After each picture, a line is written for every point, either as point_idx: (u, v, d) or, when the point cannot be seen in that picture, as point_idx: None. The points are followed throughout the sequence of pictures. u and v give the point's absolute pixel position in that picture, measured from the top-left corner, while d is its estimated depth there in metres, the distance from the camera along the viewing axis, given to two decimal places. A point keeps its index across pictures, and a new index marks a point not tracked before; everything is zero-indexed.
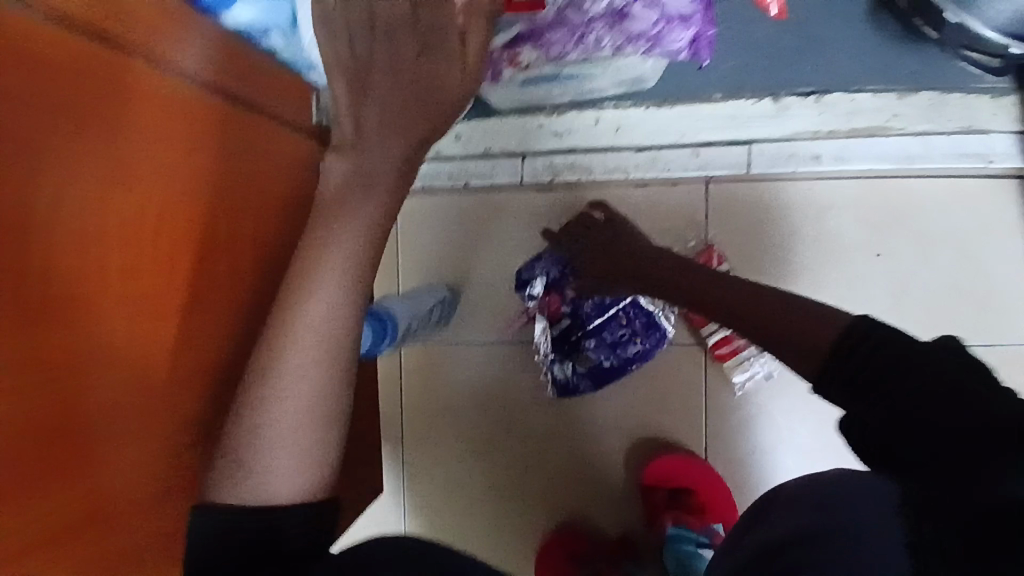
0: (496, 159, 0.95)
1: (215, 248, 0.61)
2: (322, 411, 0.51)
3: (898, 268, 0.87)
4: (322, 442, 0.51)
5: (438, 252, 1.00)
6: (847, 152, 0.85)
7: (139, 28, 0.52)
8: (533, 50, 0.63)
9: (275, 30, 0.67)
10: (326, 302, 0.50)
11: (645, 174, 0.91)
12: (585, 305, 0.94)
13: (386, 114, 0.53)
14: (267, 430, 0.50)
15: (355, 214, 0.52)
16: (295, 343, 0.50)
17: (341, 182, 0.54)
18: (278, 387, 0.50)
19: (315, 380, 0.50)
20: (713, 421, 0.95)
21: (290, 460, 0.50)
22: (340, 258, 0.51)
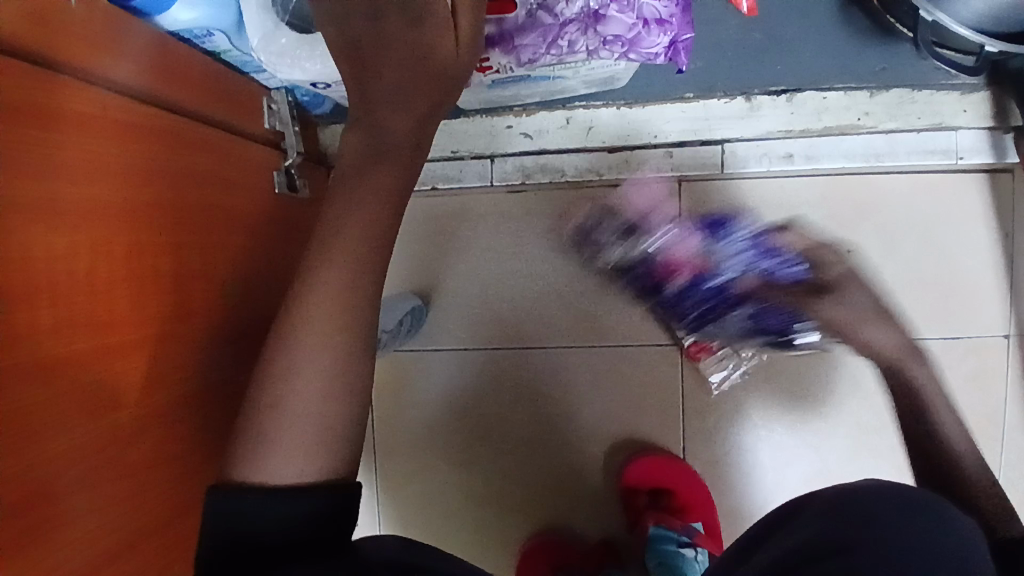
0: (464, 161, 0.92)
1: (181, 273, 0.56)
2: (346, 381, 0.47)
3: (867, 264, 0.88)
4: (347, 414, 0.47)
5: (407, 259, 0.97)
6: (817, 151, 0.86)
7: (67, 42, 0.47)
8: (505, 55, 0.59)
9: (221, 32, 0.60)
10: (345, 267, 0.48)
11: (618, 174, 0.90)
12: (711, 286, 0.86)
13: (385, 107, 0.50)
14: (288, 402, 0.46)
15: (377, 182, 0.50)
16: (313, 310, 0.47)
17: (354, 155, 0.51)
18: (301, 356, 0.47)
19: (338, 348, 0.47)
20: (691, 422, 0.95)
21: (314, 433, 0.46)
22: (359, 224, 0.49)
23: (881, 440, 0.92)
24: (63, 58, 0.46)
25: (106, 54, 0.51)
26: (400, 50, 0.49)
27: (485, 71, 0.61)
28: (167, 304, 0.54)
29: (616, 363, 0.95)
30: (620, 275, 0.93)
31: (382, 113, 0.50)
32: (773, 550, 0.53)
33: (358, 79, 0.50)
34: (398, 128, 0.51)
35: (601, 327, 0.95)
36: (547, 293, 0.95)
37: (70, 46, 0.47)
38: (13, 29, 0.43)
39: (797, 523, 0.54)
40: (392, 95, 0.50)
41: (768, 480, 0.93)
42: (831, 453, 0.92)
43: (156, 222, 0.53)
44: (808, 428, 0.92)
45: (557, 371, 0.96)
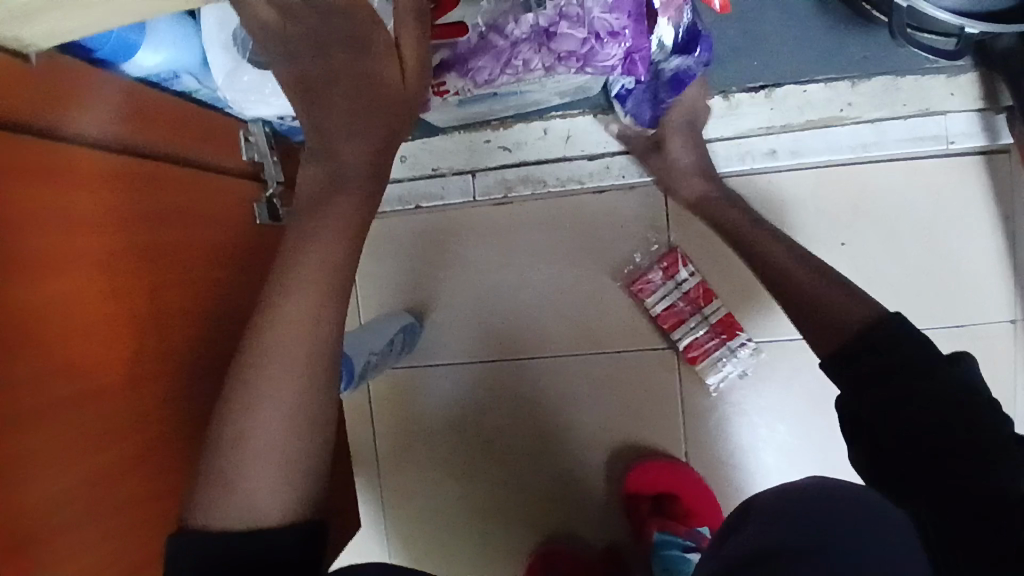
0: (445, 178, 0.93)
1: (161, 311, 0.58)
2: (309, 411, 0.49)
3: (862, 255, 0.87)
4: (312, 442, 0.49)
5: (398, 277, 0.98)
6: (800, 146, 0.86)
7: (43, 105, 0.50)
8: (461, 78, 0.61)
9: (185, 70, 0.63)
10: (306, 294, 0.49)
11: (600, 181, 0.91)
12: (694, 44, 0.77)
13: (345, 137, 0.52)
14: (254, 436, 0.47)
15: (336, 217, 0.52)
16: (277, 340, 0.48)
17: (316, 188, 0.53)
18: (266, 386, 0.48)
19: (301, 380, 0.48)
20: (691, 425, 0.93)
21: (277, 461, 0.47)
22: (321, 257, 0.50)
23: None
24: (33, 117, 0.49)
25: (78, 107, 0.53)
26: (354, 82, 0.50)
27: (443, 95, 0.63)
28: (149, 343, 0.56)
29: (611, 369, 0.95)
30: (610, 280, 0.93)
31: (337, 141, 0.52)
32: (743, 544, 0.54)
33: (310, 114, 0.52)
34: (357, 155, 0.53)
35: (595, 333, 0.95)
36: (538, 303, 0.95)
37: (47, 107, 0.50)
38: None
39: (748, 524, 0.57)
40: (347, 122, 0.52)
41: (772, 480, 0.92)
42: (836, 451, 0.90)
43: (135, 264, 0.55)
44: (811, 425, 0.91)
45: (552, 379, 0.96)
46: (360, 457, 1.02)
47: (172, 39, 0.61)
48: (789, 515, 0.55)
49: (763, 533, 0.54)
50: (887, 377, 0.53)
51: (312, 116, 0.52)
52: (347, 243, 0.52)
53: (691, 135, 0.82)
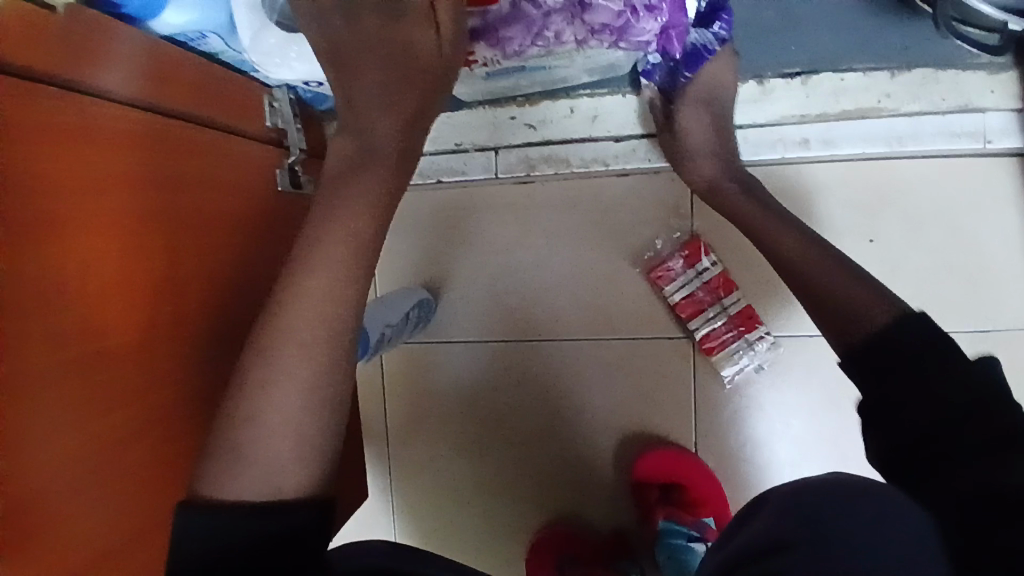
0: (467, 154, 0.92)
1: (178, 277, 0.58)
2: (323, 391, 0.48)
3: (890, 252, 0.85)
4: (326, 423, 0.48)
5: (415, 252, 0.97)
6: (834, 135, 0.83)
7: (70, 60, 0.50)
8: (490, 48, 0.60)
9: (214, 32, 0.62)
10: (326, 275, 0.49)
11: (625, 164, 0.89)
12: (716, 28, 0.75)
13: (373, 111, 0.53)
14: (269, 412, 0.47)
15: (362, 191, 0.51)
16: (296, 320, 0.48)
17: (344, 159, 0.53)
18: (281, 362, 0.48)
19: (316, 358, 0.48)
20: (703, 415, 0.93)
21: (290, 442, 0.47)
22: (343, 234, 0.50)
23: None
24: (61, 73, 0.49)
25: (105, 64, 0.53)
26: (386, 55, 0.53)
27: (471, 64, 0.63)
28: (167, 306, 0.57)
29: (625, 355, 0.94)
30: (630, 266, 0.92)
31: (368, 111, 0.53)
32: (745, 542, 0.53)
33: (340, 80, 0.54)
34: (388, 131, 0.53)
35: (611, 319, 0.94)
36: (555, 286, 0.94)
37: (74, 64, 0.50)
38: (22, 54, 0.46)
39: (760, 518, 0.55)
40: (374, 94, 0.53)
41: (782, 474, 0.91)
42: (850, 450, 0.89)
43: (153, 227, 0.55)
44: (825, 422, 0.89)
45: (565, 362, 0.96)
46: (371, 431, 1.03)
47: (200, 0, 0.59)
48: (805, 509, 0.52)
49: (775, 523, 0.52)
50: (886, 373, 0.52)
51: (343, 87, 0.54)
52: (372, 219, 0.51)
53: (711, 111, 0.78)
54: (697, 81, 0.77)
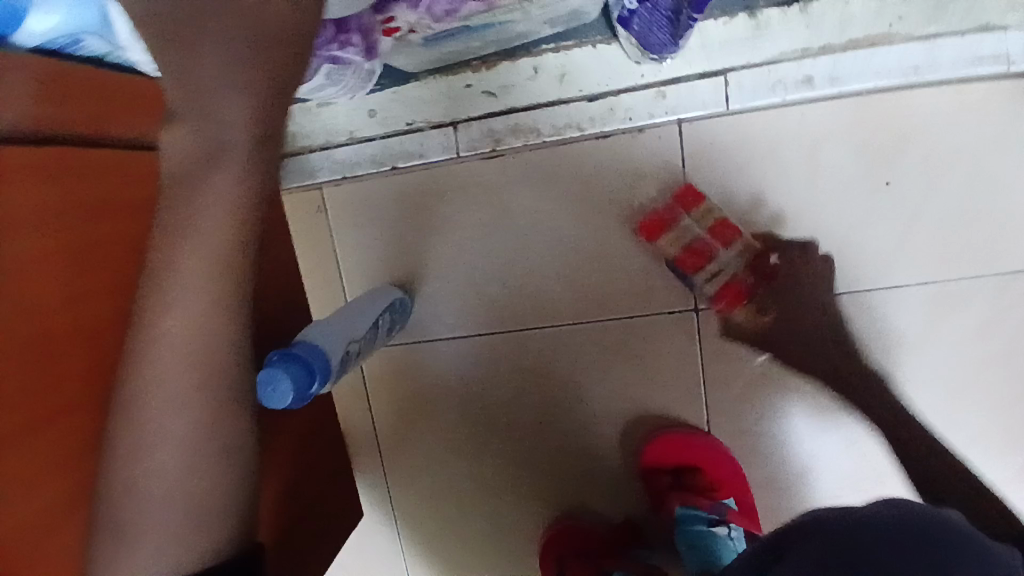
0: (422, 133, 0.82)
1: (77, 328, 0.51)
2: (208, 449, 0.49)
3: (906, 198, 0.76)
4: (221, 449, 0.50)
5: (381, 247, 0.88)
6: (841, 70, 0.73)
7: None
8: (412, 11, 0.51)
9: (88, 33, 0.53)
10: (185, 322, 0.47)
11: (604, 126, 0.79)
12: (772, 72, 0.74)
13: (218, 95, 0.43)
14: (152, 480, 0.48)
15: (212, 217, 0.45)
16: (162, 382, 0.47)
17: (184, 155, 0.44)
18: (155, 430, 0.47)
19: (191, 419, 0.48)
20: (713, 392, 0.85)
21: (184, 485, 0.49)
22: (195, 279, 0.46)
23: (934, 397, 0.80)
24: None
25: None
26: (242, 20, 0.43)
27: (393, 32, 0.54)
28: (62, 364, 0.50)
29: (623, 336, 0.86)
30: (618, 239, 0.83)
31: (219, 98, 0.44)
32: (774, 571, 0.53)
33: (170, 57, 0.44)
34: (243, 112, 0.44)
35: (603, 298, 0.85)
36: (539, 267, 0.85)
37: None
38: None
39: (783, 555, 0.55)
40: (218, 75, 0.43)
41: (804, 448, 0.84)
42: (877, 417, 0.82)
43: (38, 277, 0.48)
44: None
45: (557, 349, 0.88)
46: (359, 441, 0.96)
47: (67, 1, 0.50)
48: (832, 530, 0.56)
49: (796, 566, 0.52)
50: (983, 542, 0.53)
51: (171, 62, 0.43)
52: (233, 235, 0.46)
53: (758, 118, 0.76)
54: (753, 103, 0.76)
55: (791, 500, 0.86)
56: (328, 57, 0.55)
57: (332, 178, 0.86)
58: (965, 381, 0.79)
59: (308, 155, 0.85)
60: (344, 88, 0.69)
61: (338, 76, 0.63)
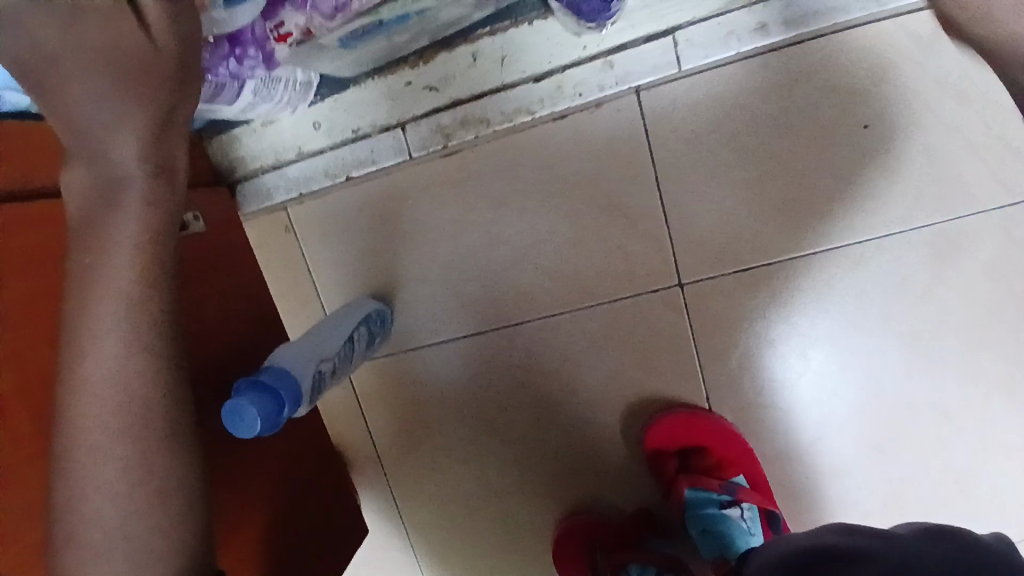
0: (370, 138, 0.80)
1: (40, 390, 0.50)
2: (150, 483, 0.47)
3: (888, 138, 0.71)
4: (160, 484, 0.47)
5: (352, 260, 0.86)
6: (795, 12, 0.69)
7: None
8: (298, 12, 0.49)
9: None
10: (109, 356, 0.46)
11: (555, 106, 0.76)
12: (726, 24, 0.70)
13: (100, 133, 0.43)
14: (93, 526, 0.45)
15: (120, 244, 0.45)
16: (89, 422, 0.45)
17: (85, 196, 0.45)
18: (86, 476, 0.45)
19: (121, 458, 0.46)
20: (711, 368, 0.81)
21: (124, 525, 0.46)
22: (111, 312, 0.46)
23: (945, 343, 0.75)
24: None
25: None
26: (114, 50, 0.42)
27: (286, 39, 0.52)
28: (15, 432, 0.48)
29: (609, 320, 0.82)
30: (592, 221, 0.79)
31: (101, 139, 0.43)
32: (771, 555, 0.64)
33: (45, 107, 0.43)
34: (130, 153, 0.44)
35: (584, 284, 0.82)
36: (514, 261, 0.83)
37: None
38: None
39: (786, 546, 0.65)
40: (98, 110, 0.42)
41: (814, 415, 0.80)
42: (885, 372, 0.77)
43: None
44: (852, 344, 0.77)
45: (545, 343, 0.85)
46: (360, 458, 0.95)
47: None
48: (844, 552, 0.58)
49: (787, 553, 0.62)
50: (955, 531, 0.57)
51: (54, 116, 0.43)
52: (140, 272, 0.46)
53: (723, 74, 0.72)
54: (711, 58, 0.72)
55: (808, 471, 0.81)
56: (224, 76, 0.53)
57: (290, 197, 0.84)
58: (976, 323, 0.74)
59: (262, 177, 0.84)
60: (280, 103, 0.67)
61: (268, 92, 0.61)
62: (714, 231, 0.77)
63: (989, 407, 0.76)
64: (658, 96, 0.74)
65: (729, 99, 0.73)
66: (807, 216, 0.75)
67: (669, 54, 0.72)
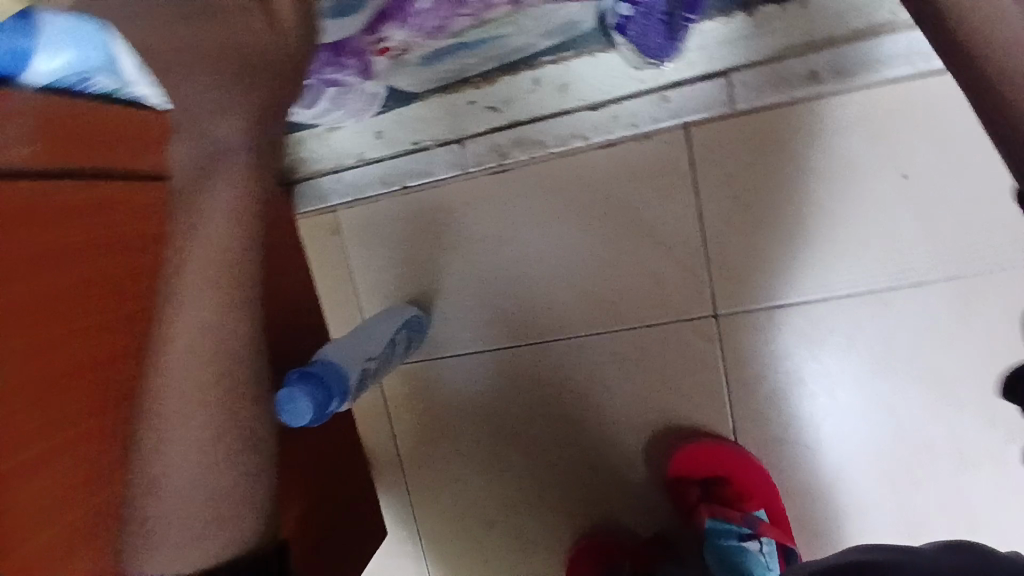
0: (429, 151, 0.83)
1: (87, 363, 0.55)
2: (225, 442, 0.51)
3: (927, 188, 0.74)
4: (233, 444, 0.52)
5: (394, 266, 0.88)
6: (847, 62, 0.72)
7: None
8: (402, 29, 0.54)
9: (96, 71, 0.55)
10: (202, 319, 0.50)
11: (608, 133, 0.79)
12: (780, 68, 0.73)
13: (207, 115, 0.49)
14: (171, 471, 0.50)
15: (216, 212, 0.51)
16: (178, 378, 0.50)
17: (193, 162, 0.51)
18: (171, 426, 0.50)
19: (203, 417, 0.50)
20: (737, 399, 0.83)
21: (204, 476, 0.50)
22: (206, 276, 0.51)
23: (972, 391, 0.76)
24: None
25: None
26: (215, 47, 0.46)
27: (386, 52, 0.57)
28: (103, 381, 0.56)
29: (638, 344, 0.84)
30: (631, 244, 0.82)
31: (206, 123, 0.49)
32: None
33: None
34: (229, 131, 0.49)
35: (618, 306, 0.84)
36: (552, 278, 0.85)
37: None
38: None
39: None
40: None
41: (837, 453, 0.81)
42: (909, 416, 0.78)
43: (2, 333, 0.47)
44: (879, 386, 0.79)
45: (575, 361, 0.87)
46: (381, 461, 0.96)
47: (68, 41, 0.51)
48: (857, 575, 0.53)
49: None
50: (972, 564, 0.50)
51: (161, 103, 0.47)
52: (233, 241, 0.51)
53: (773, 116, 0.75)
54: (764, 100, 0.75)
55: (828, 509, 0.82)
56: (326, 78, 0.59)
57: (344, 201, 0.88)
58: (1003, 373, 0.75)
59: (320, 179, 0.87)
60: (350, 112, 0.70)
61: (342, 101, 0.65)
62: (747, 263, 0.79)
63: (1008, 455, 0.76)
64: (709, 131, 0.77)
65: (776, 139, 0.76)
66: (842, 257, 0.77)
67: (722, 93, 0.75)
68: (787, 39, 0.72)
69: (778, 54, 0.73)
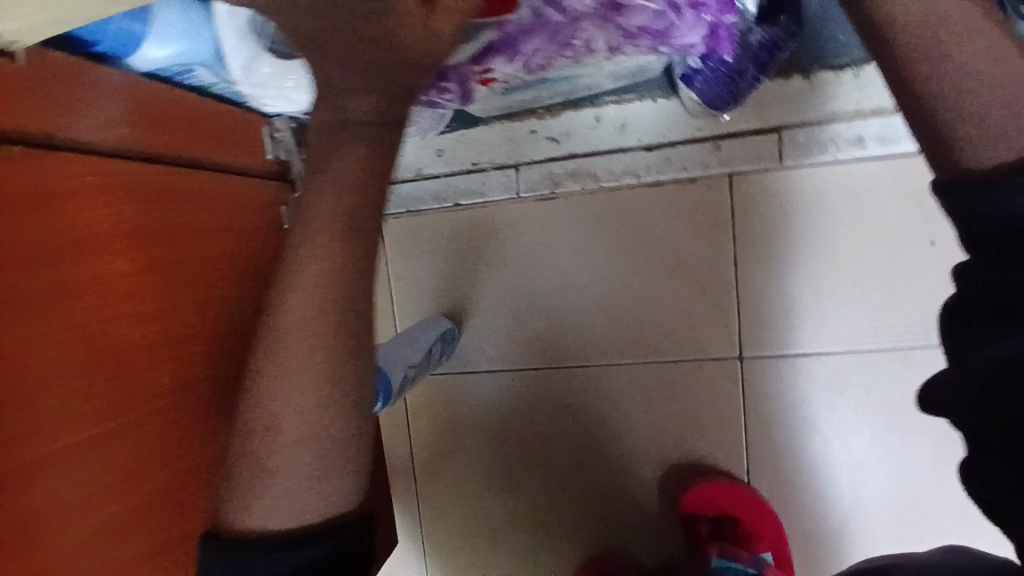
0: (485, 173, 0.87)
1: (159, 347, 0.53)
2: (332, 424, 0.45)
3: (953, 257, 0.78)
4: (333, 429, 0.45)
5: (434, 279, 0.91)
6: (891, 132, 0.76)
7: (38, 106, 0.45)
8: (509, 62, 0.55)
9: (199, 64, 0.56)
10: (314, 284, 0.44)
11: (658, 174, 0.83)
12: (829, 131, 0.77)
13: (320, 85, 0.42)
14: (278, 450, 0.45)
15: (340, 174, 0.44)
16: (287, 353, 0.44)
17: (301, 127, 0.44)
18: (281, 403, 0.44)
19: (312, 394, 0.44)
20: (754, 441, 0.85)
21: (313, 459, 0.45)
22: (327, 235, 0.44)
23: None
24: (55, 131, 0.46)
25: (75, 111, 0.48)
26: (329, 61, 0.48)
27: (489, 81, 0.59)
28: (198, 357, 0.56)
29: (662, 377, 0.87)
30: (666, 281, 0.85)
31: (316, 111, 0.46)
32: None
33: None
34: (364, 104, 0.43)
35: (646, 339, 0.87)
36: (585, 306, 0.88)
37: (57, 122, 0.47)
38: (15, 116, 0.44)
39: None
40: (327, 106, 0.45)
41: (848, 503, 0.83)
42: (920, 474, 0.81)
43: (105, 297, 0.48)
44: (893, 442, 0.81)
45: (599, 388, 0.89)
46: (397, 468, 0.97)
47: (180, 32, 0.53)
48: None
49: None
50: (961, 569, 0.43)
51: None
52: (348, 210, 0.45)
53: (818, 175, 0.79)
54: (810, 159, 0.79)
55: (834, 557, 0.84)
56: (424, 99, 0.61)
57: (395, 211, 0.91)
58: None
59: None
60: (420, 129, 0.74)
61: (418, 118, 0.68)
62: (777, 310, 0.82)
63: None
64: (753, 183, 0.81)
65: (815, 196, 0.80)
66: (869, 314, 0.80)
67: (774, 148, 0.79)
68: (836, 104, 0.77)
69: (827, 117, 0.77)
